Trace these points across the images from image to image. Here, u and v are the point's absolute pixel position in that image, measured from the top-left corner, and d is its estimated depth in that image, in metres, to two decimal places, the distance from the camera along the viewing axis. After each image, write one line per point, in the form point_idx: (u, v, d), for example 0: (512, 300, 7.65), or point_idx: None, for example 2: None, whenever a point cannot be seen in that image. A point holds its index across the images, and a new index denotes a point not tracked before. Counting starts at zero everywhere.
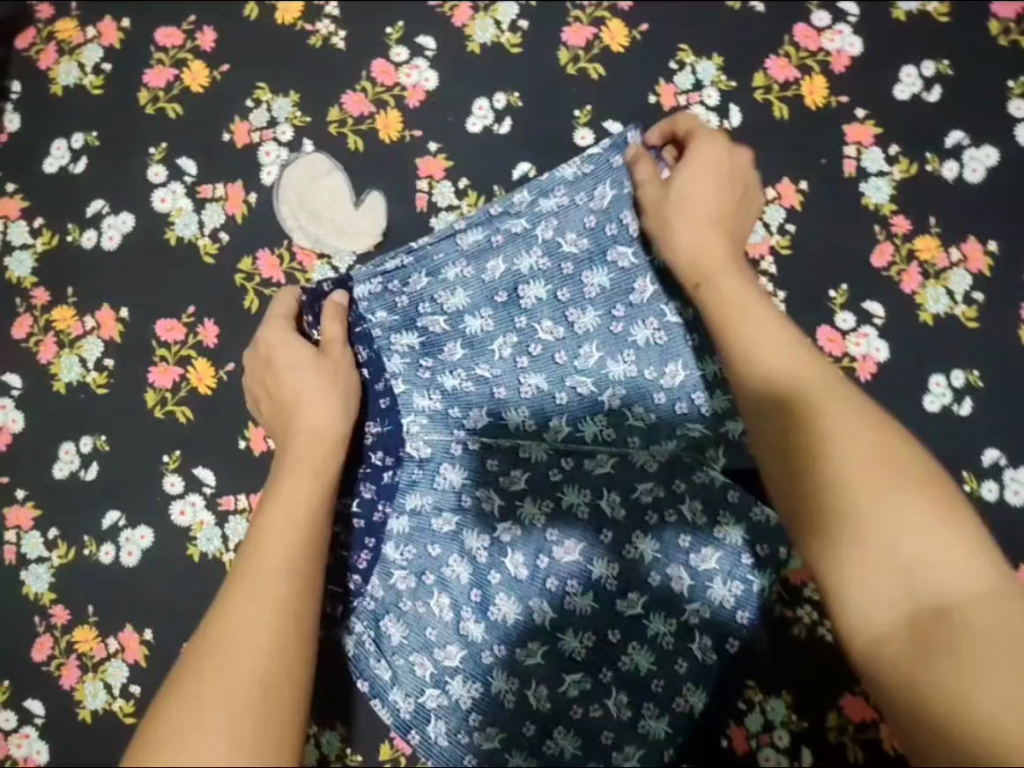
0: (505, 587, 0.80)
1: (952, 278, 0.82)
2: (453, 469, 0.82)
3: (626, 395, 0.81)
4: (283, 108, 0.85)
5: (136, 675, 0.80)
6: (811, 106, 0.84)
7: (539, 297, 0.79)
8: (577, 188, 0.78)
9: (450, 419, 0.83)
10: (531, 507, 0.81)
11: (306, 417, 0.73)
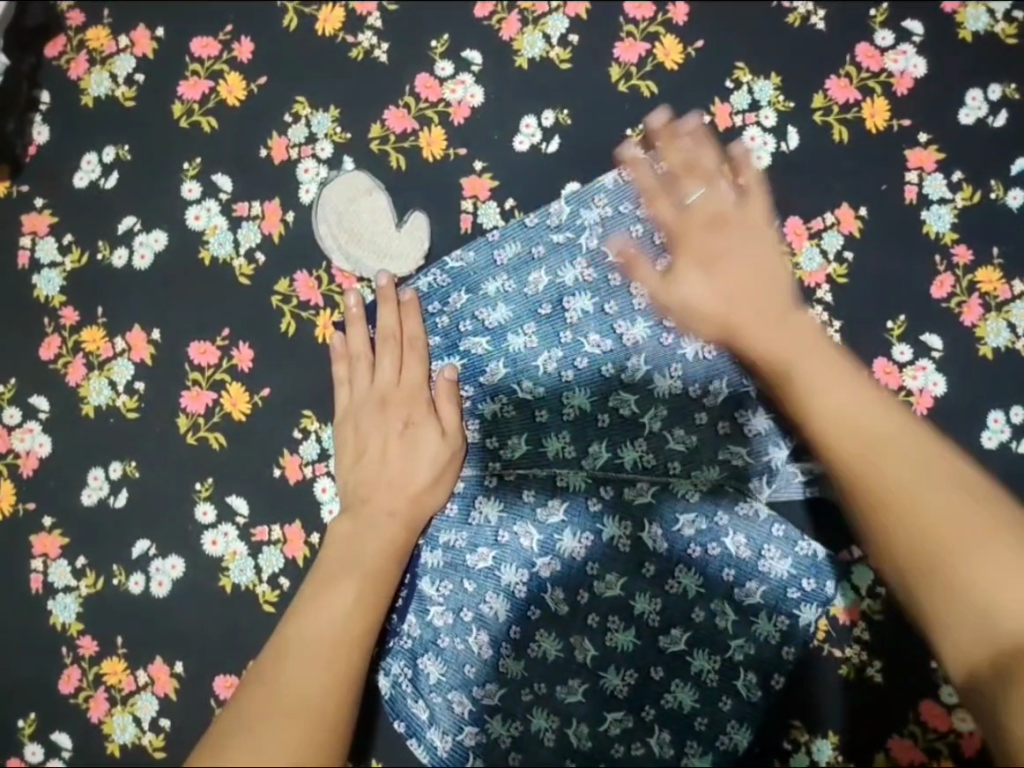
0: (545, 622, 0.77)
1: (1014, 310, 0.79)
2: (488, 501, 0.79)
3: (670, 418, 0.80)
4: (322, 123, 0.82)
5: (166, 709, 0.77)
6: (871, 129, 0.81)
7: (584, 310, 0.81)
8: (620, 198, 0.80)
9: (489, 446, 0.80)
10: (569, 543, 0.78)
11: (396, 472, 0.75)
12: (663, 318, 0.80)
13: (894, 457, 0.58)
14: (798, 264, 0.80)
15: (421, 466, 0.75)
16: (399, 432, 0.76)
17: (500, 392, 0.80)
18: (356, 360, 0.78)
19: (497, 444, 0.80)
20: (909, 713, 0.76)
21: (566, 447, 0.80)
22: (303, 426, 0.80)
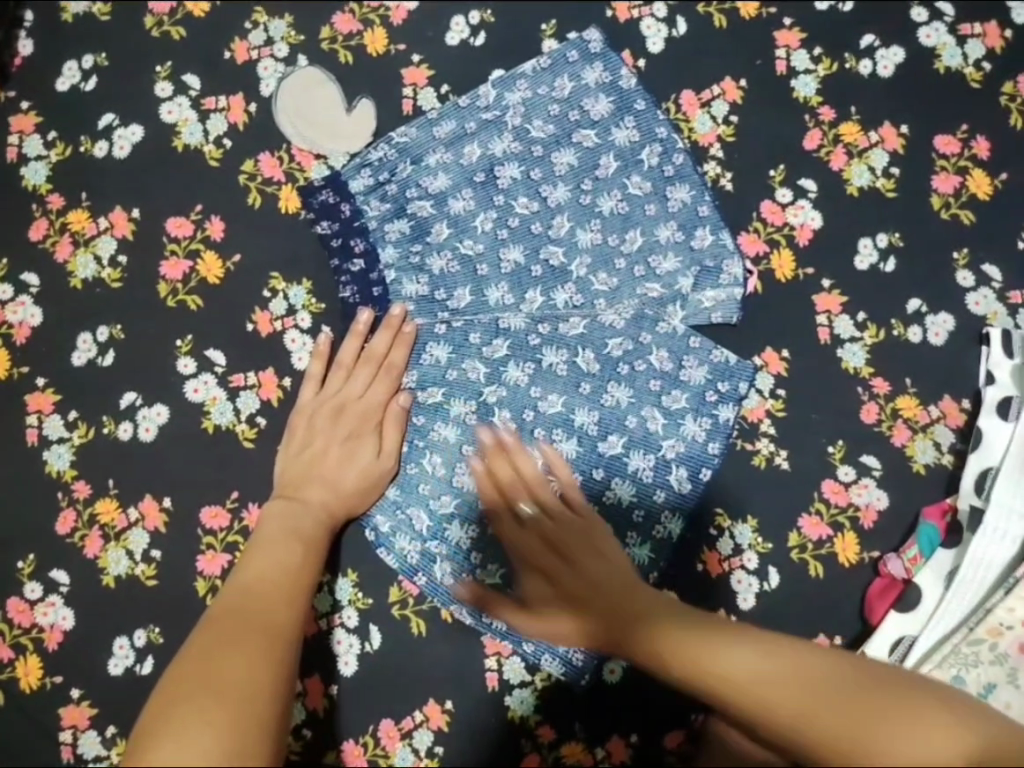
0: (496, 441, 0.88)
1: (872, 156, 0.94)
2: (439, 342, 0.89)
3: (594, 269, 0.91)
4: (278, 29, 0.95)
5: (157, 541, 0.85)
6: (745, 16, 0.96)
7: (512, 178, 0.92)
8: (539, 82, 0.94)
9: (437, 300, 0.90)
10: (516, 368, 0.89)
11: (344, 417, 0.86)
12: (581, 180, 0.92)
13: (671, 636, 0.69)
14: (692, 128, 0.95)
15: (358, 404, 0.86)
16: (343, 441, 0.85)
17: (446, 250, 0.91)
18: (337, 366, 0.88)
19: (445, 298, 0.90)
20: (814, 494, 0.90)
21: (503, 298, 0.91)
22: (272, 286, 0.90)
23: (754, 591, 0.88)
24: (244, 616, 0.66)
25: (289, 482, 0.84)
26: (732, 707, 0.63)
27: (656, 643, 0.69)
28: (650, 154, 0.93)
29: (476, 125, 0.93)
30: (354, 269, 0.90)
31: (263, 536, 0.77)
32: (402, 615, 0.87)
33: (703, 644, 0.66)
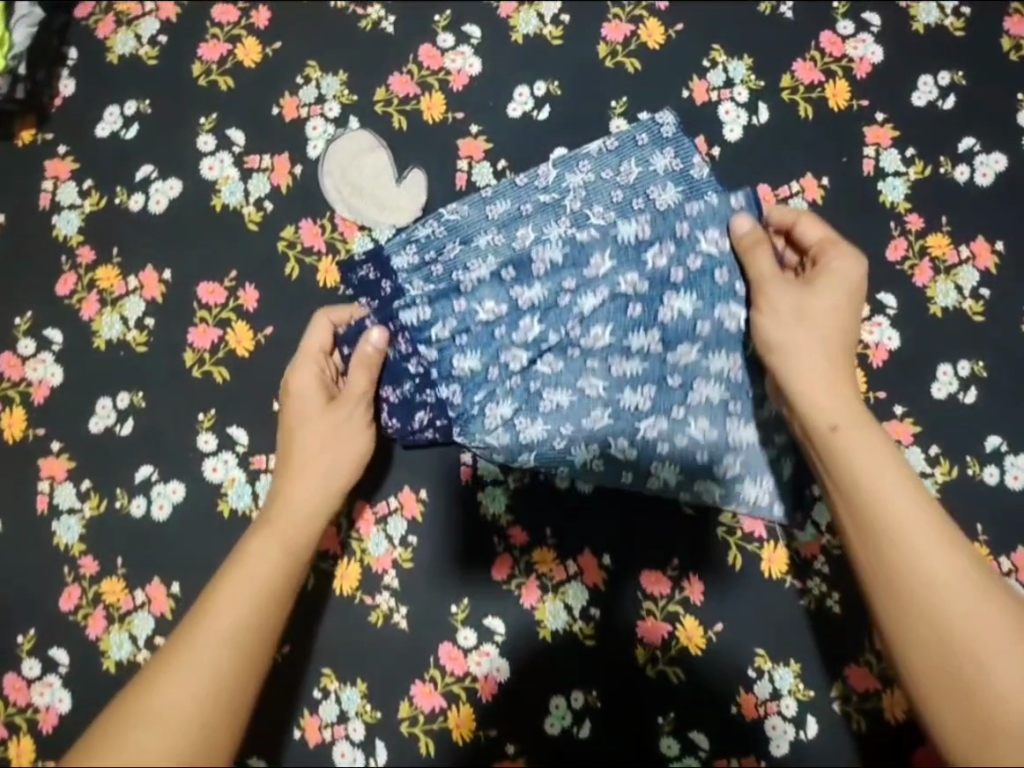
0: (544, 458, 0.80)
1: (961, 274, 0.86)
2: (531, 429, 0.80)
3: (699, 352, 0.79)
4: (331, 86, 0.89)
5: (161, 627, 0.81)
6: (834, 108, 0.88)
7: (554, 261, 0.79)
8: (602, 164, 0.84)
9: (525, 392, 0.80)
10: (616, 449, 0.80)
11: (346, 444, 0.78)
12: (649, 256, 0.78)
13: (875, 468, 0.67)
14: None
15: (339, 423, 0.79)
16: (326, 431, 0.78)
17: (489, 352, 0.79)
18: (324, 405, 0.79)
19: (531, 390, 0.80)
20: (867, 645, 0.81)
21: (594, 386, 0.80)
22: None
23: (789, 740, 0.80)
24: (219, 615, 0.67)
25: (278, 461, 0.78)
26: (860, 520, 0.66)
27: (865, 467, 0.67)
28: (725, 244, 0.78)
29: (532, 207, 0.84)
30: (415, 367, 0.80)
31: (241, 555, 0.71)
32: (411, 733, 0.80)
33: (918, 535, 0.65)
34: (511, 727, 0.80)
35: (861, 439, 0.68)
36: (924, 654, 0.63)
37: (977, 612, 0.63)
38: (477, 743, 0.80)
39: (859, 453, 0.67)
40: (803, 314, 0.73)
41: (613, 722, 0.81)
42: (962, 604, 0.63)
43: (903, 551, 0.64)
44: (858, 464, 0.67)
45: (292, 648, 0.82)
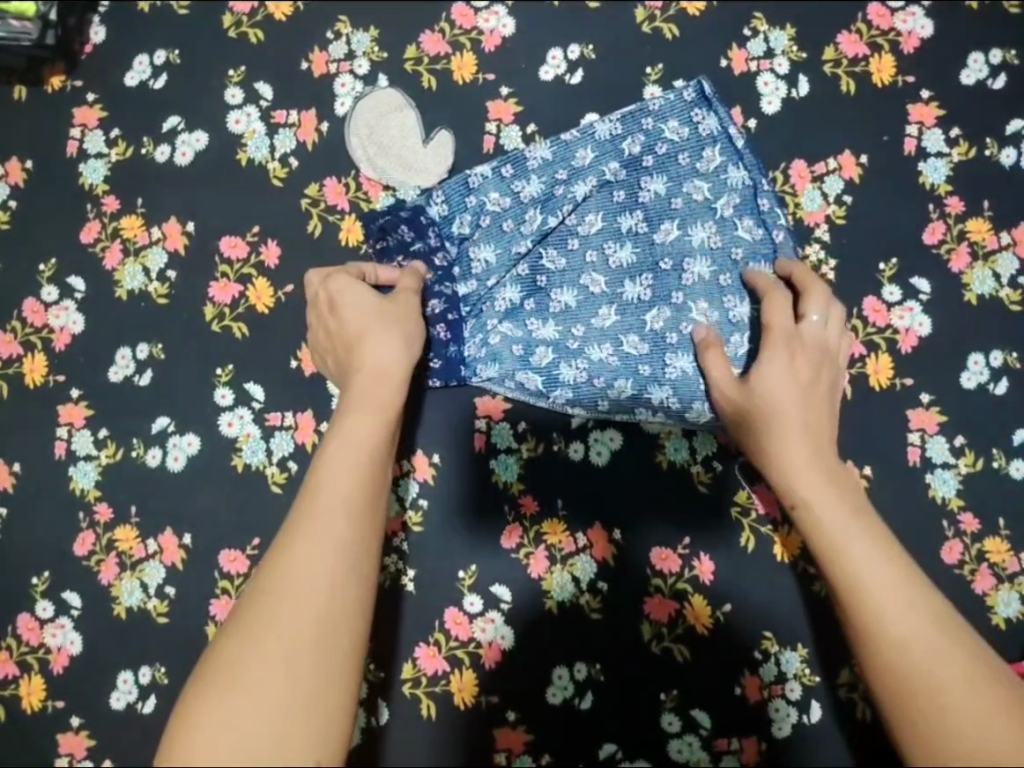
0: (571, 385, 0.79)
1: (999, 261, 0.83)
2: (544, 329, 0.79)
3: (682, 228, 0.80)
4: (361, 42, 0.88)
5: (172, 577, 0.82)
6: (878, 83, 0.85)
7: (545, 159, 0.81)
8: (617, 122, 0.81)
9: (536, 288, 0.80)
10: (629, 345, 0.78)
11: (369, 351, 0.65)
12: (625, 146, 0.81)
13: (825, 494, 0.62)
14: (799, 204, 0.85)
15: (362, 316, 0.68)
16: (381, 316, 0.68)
17: (507, 315, 0.80)
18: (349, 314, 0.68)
19: (542, 287, 0.80)
20: None
21: (597, 282, 0.80)
22: None
23: (791, 722, 0.80)
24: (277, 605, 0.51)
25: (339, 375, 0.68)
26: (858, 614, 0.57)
27: (865, 563, 0.58)
28: (713, 158, 0.80)
29: (536, 164, 0.81)
30: (425, 256, 0.81)
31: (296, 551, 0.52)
32: (412, 694, 0.81)
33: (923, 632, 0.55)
34: (514, 694, 0.81)
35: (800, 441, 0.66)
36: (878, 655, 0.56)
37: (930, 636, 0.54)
38: (477, 709, 0.80)
39: (854, 543, 0.59)
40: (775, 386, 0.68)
41: (615, 695, 0.80)
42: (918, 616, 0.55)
43: (908, 659, 0.54)
44: (860, 560, 0.58)
45: None
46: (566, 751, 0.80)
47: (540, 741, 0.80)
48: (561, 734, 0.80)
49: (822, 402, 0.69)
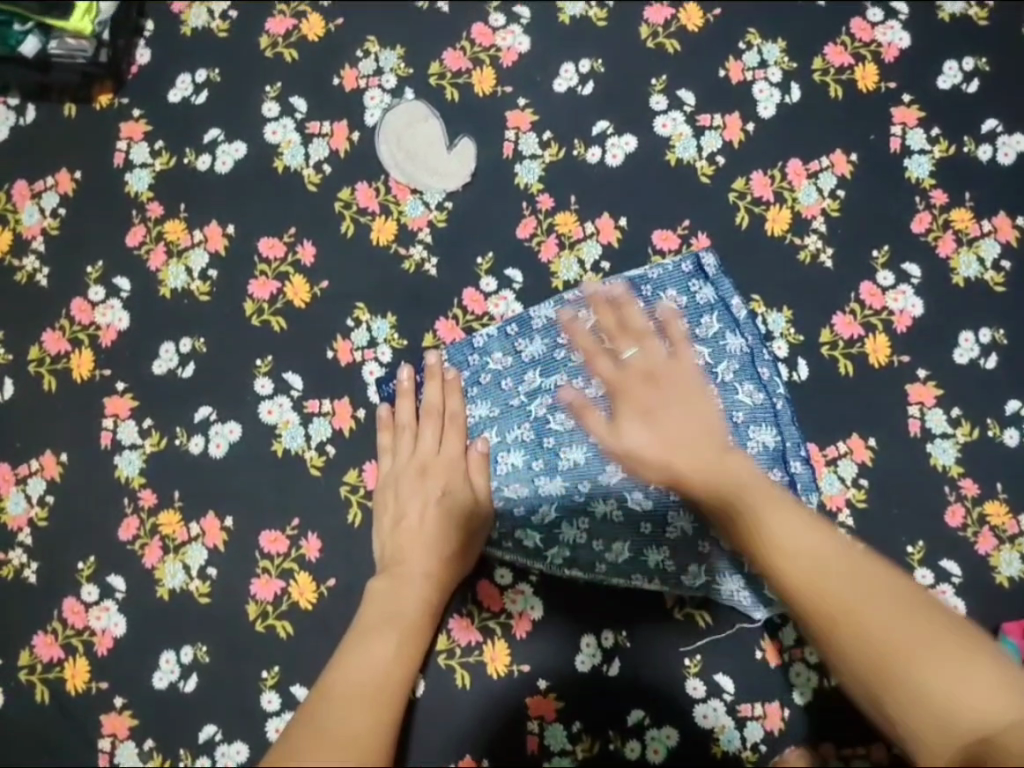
0: (572, 543, 0.84)
1: (983, 246, 0.90)
2: (549, 486, 0.84)
3: None
4: (389, 60, 0.95)
5: (214, 558, 0.86)
6: (863, 89, 0.94)
7: (549, 320, 0.88)
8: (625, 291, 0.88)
9: (541, 448, 0.85)
10: (633, 502, 0.84)
11: (431, 561, 0.80)
12: None
13: (788, 519, 0.61)
14: (797, 199, 0.92)
15: (433, 521, 0.81)
16: (433, 498, 0.82)
17: (513, 481, 0.85)
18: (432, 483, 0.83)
19: (548, 446, 0.85)
20: None
21: None
22: (355, 316, 0.90)
23: (812, 686, 0.84)
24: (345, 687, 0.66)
25: (400, 549, 0.81)
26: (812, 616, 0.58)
27: (792, 529, 0.60)
28: (712, 322, 0.87)
29: (541, 326, 0.88)
30: None
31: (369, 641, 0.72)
32: (448, 665, 0.85)
33: (890, 622, 0.56)
34: (545, 662, 0.85)
35: (809, 527, 0.60)
36: (892, 696, 0.56)
37: (911, 628, 0.56)
38: (510, 678, 0.85)
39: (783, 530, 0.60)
40: (648, 365, 0.65)
41: (641, 661, 0.85)
42: (894, 615, 0.56)
43: (862, 637, 0.56)
44: (785, 538, 0.60)
45: (336, 582, 0.85)
46: (596, 718, 0.84)
47: (571, 708, 0.84)
48: (592, 700, 0.84)
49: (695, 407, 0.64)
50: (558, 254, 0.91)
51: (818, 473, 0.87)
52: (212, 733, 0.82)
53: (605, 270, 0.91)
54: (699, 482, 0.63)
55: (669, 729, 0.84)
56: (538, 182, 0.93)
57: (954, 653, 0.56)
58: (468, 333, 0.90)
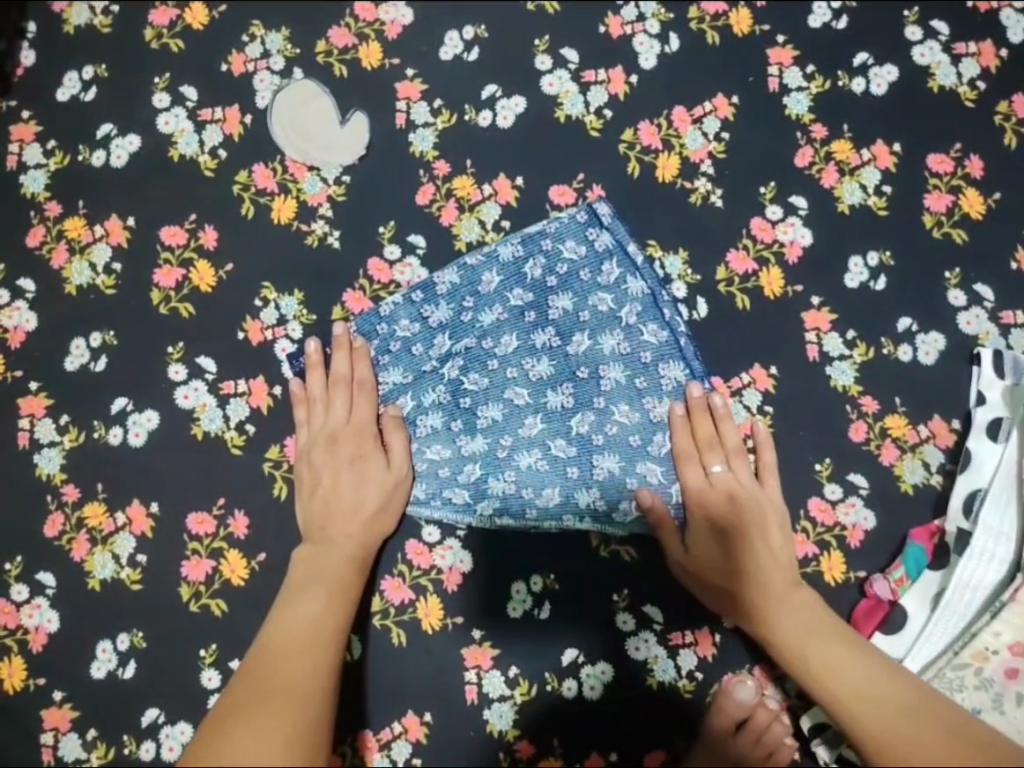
0: (503, 494, 0.87)
1: (864, 174, 0.94)
2: (474, 443, 0.88)
3: (593, 338, 0.89)
4: (275, 42, 0.96)
5: (143, 545, 0.87)
6: (739, 34, 0.97)
7: (453, 284, 0.90)
8: (524, 250, 0.90)
9: (461, 409, 0.88)
10: (556, 449, 0.87)
11: (349, 526, 0.83)
12: (527, 270, 0.90)
13: (807, 606, 0.79)
14: (684, 144, 0.95)
15: (347, 488, 0.85)
16: (347, 466, 0.85)
17: (439, 442, 0.88)
18: (342, 448, 0.86)
19: (468, 407, 0.88)
20: (800, 513, 0.89)
21: (521, 395, 0.88)
22: (264, 296, 0.91)
23: None
24: (284, 639, 0.74)
25: (317, 516, 0.84)
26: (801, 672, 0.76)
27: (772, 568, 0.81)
28: (612, 267, 0.90)
29: (446, 291, 0.90)
30: None
31: (302, 598, 0.78)
32: (384, 625, 0.87)
33: (840, 678, 0.73)
34: (480, 612, 0.87)
35: (848, 660, 0.74)
36: (836, 685, 0.73)
37: (887, 702, 0.70)
38: (445, 632, 0.87)
39: (800, 624, 0.77)
40: (724, 490, 0.85)
41: (572, 602, 0.87)
42: (865, 674, 0.73)
43: (822, 660, 0.75)
44: (819, 655, 0.75)
45: (267, 557, 0.86)
46: (532, 661, 0.87)
47: (506, 655, 0.87)
48: (528, 645, 0.87)
49: (744, 523, 0.83)
50: (458, 217, 0.93)
51: (725, 405, 0.90)
52: (155, 715, 0.83)
53: (506, 228, 0.93)
54: (710, 503, 0.85)
55: (603, 664, 0.86)
56: (433, 149, 0.94)
57: (909, 702, 0.70)
58: (376, 302, 0.92)
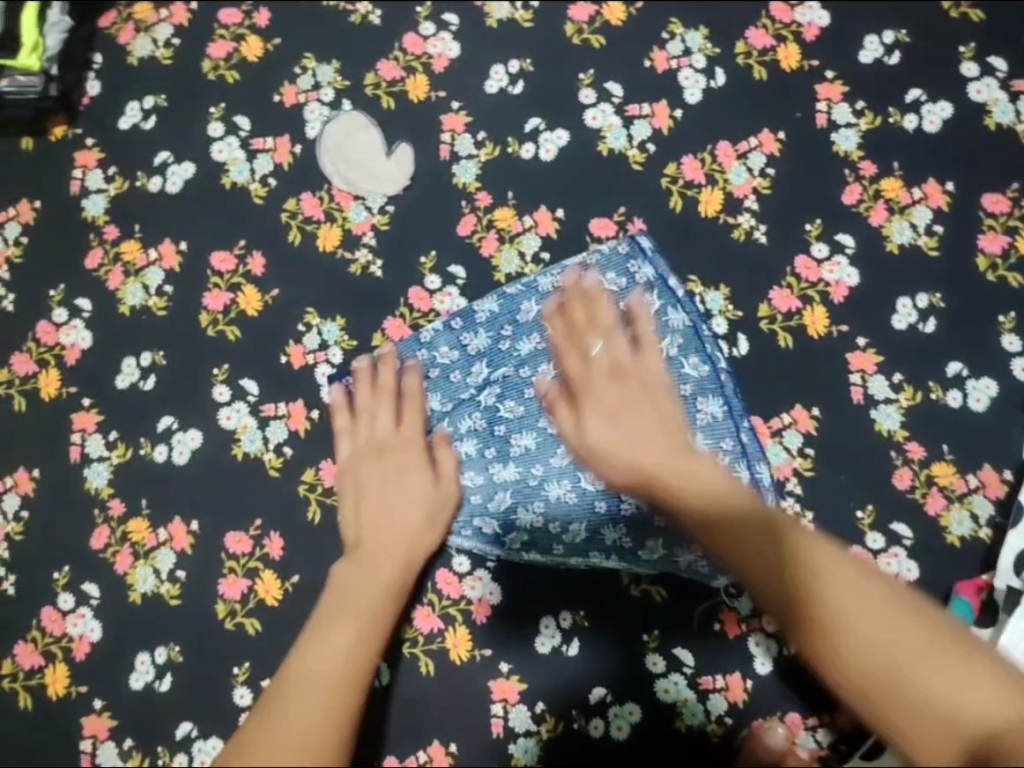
0: (530, 525, 0.86)
1: (915, 213, 0.92)
2: (504, 472, 0.87)
3: None
4: (326, 74, 0.99)
5: (182, 561, 0.89)
6: (786, 69, 0.96)
7: (492, 312, 0.91)
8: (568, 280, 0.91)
9: (495, 438, 0.88)
10: (586, 482, 0.85)
11: (391, 535, 0.78)
12: None
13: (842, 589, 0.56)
14: (727, 180, 0.94)
15: (392, 498, 0.81)
16: (392, 477, 0.82)
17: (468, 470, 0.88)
18: (391, 458, 0.84)
19: (501, 435, 0.88)
20: None
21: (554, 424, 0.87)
22: (307, 321, 0.94)
23: (771, 655, 0.85)
24: (337, 625, 0.68)
25: (359, 525, 0.80)
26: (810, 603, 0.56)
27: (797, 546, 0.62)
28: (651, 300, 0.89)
29: (487, 318, 0.91)
30: None
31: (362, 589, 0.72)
32: (412, 653, 0.88)
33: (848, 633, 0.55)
34: (509, 645, 0.87)
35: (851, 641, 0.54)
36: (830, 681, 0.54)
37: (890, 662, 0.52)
38: (473, 662, 0.87)
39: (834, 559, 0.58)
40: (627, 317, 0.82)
41: (601, 638, 0.87)
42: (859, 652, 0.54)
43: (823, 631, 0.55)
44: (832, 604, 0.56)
45: (301, 579, 0.88)
46: (559, 698, 0.86)
47: (533, 690, 0.86)
48: (556, 681, 0.86)
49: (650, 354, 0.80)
50: (499, 248, 0.94)
51: (764, 445, 0.89)
52: (188, 729, 0.85)
53: (545, 261, 0.94)
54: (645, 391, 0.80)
55: (631, 705, 0.85)
56: (476, 181, 0.96)
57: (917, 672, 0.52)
58: (416, 330, 0.93)
